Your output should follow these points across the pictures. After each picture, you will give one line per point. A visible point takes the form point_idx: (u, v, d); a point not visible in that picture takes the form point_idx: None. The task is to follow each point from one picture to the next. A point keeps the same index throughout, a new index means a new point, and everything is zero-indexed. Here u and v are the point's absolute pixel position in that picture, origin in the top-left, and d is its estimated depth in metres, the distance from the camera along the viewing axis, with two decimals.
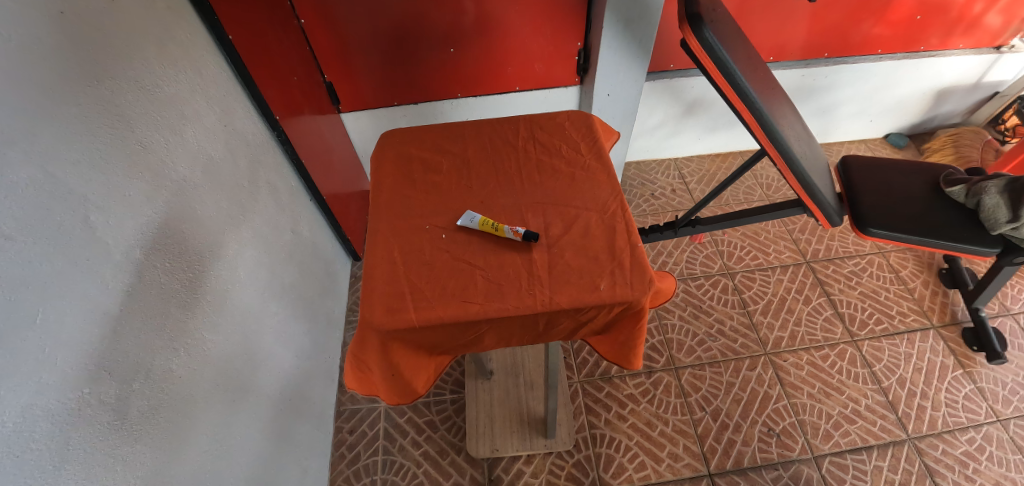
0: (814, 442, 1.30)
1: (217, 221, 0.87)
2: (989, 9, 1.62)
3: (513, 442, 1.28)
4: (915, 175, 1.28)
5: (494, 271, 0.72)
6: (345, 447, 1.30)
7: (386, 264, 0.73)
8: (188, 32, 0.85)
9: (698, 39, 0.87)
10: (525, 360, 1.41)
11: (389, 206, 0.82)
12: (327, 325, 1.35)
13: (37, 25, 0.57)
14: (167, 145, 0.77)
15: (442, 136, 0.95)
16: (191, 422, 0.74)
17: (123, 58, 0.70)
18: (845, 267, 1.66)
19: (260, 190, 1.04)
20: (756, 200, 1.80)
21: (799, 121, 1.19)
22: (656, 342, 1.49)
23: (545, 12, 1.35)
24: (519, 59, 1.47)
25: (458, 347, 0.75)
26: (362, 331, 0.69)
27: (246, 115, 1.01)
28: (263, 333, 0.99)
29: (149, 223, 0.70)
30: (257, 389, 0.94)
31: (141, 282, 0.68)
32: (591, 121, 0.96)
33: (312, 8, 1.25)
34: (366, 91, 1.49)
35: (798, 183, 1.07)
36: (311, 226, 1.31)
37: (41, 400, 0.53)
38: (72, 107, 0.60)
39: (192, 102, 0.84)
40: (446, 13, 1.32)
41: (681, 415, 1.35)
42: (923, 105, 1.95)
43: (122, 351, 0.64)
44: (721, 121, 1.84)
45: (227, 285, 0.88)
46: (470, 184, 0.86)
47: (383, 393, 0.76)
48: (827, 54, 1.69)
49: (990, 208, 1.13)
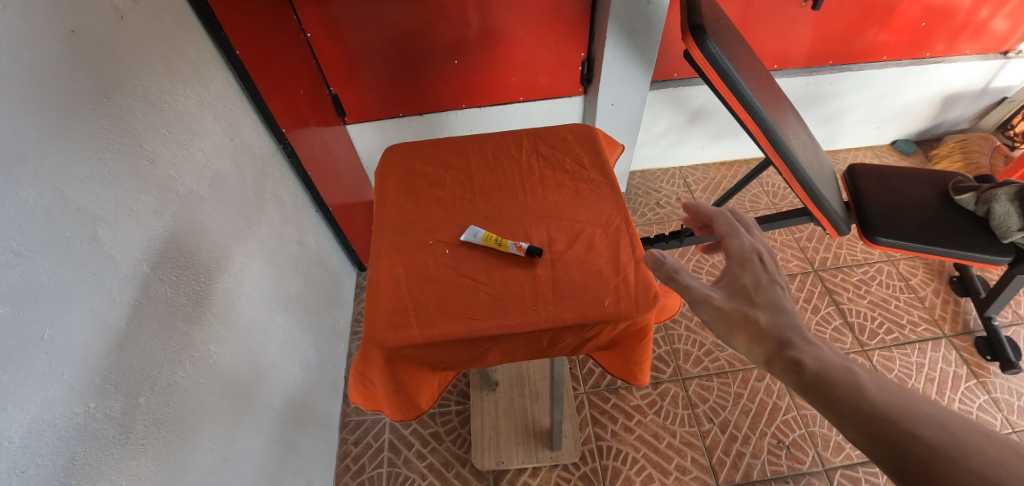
0: (825, 454, 1.28)
1: (222, 235, 0.87)
2: (995, 15, 1.60)
3: (518, 455, 1.27)
4: (923, 182, 1.26)
5: (498, 286, 0.72)
6: (350, 459, 1.29)
7: (390, 280, 0.74)
8: (196, 48, 0.86)
9: (702, 51, 0.87)
10: (531, 371, 1.40)
11: (392, 221, 0.82)
12: (332, 335, 1.36)
13: (48, 45, 0.58)
14: (175, 160, 0.78)
15: (446, 150, 0.95)
16: (197, 435, 0.74)
17: (131, 74, 0.71)
18: (854, 276, 1.65)
19: (266, 202, 1.05)
20: (763, 208, 1.79)
21: (805, 131, 1.19)
22: (663, 352, 1.48)
23: (549, 22, 1.36)
24: (523, 70, 1.48)
25: (461, 364, 0.74)
26: (365, 348, 0.69)
27: (253, 129, 1.02)
28: (268, 344, 0.99)
29: (156, 237, 0.71)
30: (262, 400, 0.94)
31: (146, 296, 0.68)
32: (595, 134, 0.96)
33: (318, 21, 1.27)
34: (371, 102, 1.50)
35: (803, 192, 1.06)
36: (317, 237, 1.32)
37: (47, 415, 0.53)
38: (82, 124, 0.61)
39: (200, 116, 0.86)
40: (450, 25, 1.33)
41: (688, 427, 1.33)
42: (929, 111, 1.94)
43: (128, 365, 0.64)
44: (726, 129, 1.84)
45: (233, 298, 0.88)
46: (474, 199, 0.86)
47: (387, 409, 0.75)
48: (832, 61, 1.68)
49: (1001, 215, 1.11)
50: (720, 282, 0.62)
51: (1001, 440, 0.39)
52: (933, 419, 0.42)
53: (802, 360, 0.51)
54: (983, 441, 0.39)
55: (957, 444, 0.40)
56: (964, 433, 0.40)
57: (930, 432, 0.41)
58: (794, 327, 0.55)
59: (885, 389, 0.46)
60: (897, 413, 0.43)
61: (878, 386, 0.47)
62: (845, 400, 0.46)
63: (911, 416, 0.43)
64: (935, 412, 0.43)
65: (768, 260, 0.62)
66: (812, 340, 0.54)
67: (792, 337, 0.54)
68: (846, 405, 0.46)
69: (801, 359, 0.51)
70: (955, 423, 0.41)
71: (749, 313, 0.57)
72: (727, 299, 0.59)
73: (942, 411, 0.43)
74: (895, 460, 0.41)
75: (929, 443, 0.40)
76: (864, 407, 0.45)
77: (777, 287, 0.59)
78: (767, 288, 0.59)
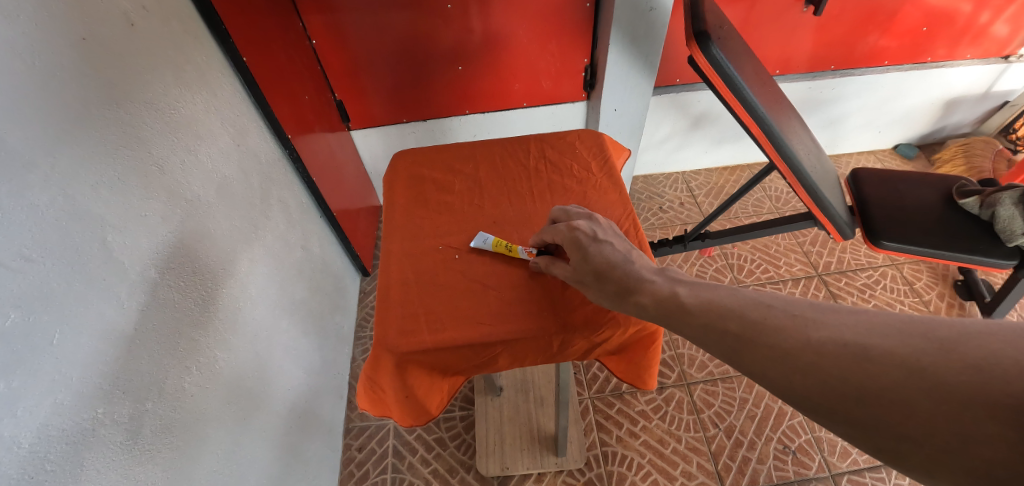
0: (831, 460, 1.27)
1: (229, 241, 0.87)
2: (996, 19, 1.61)
3: (523, 460, 1.26)
4: (928, 186, 1.26)
5: (506, 291, 0.73)
6: (353, 465, 1.28)
7: (399, 284, 0.74)
8: (204, 55, 0.87)
9: (706, 58, 0.87)
10: (535, 376, 1.40)
11: (401, 227, 0.83)
12: (336, 341, 1.35)
13: (59, 52, 0.58)
14: (183, 166, 0.78)
15: (454, 156, 0.95)
16: (203, 440, 0.74)
17: (141, 81, 0.71)
18: (858, 280, 1.65)
19: (271, 208, 1.05)
20: (766, 213, 1.79)
21: (809, 136, 1.19)
22: (667, 357, 1.47)
23: (552, 28, 1.36)
24: (526, 76, 1.49)
25: (470, 369, 0.74)
26: (375, 353, 0.68)
27: (259, 135, 1.03)
28: (274, 350, 0.99)
29: (164, 243, 0.71)
30: (267, 406, 0.94)
31: (154, 301, 0.68)
32: (602, 139, 0.96)
33: (323, 28, 1.29)
34: (375, 107, 1.51)
35: (807, 197, 1.06)
36: (321, 242, 1.32)
37: (57, 420, 0.53)
38: (93, 131, 0.62)
39: (207, 122, 0.86)
40: (454, 31, 1.34)
41: (693, 432, 1.33)
42: (932, 115, 1.94)
43: (135, 371, 0.63)
44: (728, 134, 1.84)
45: (239, 304, 0.88)
46: (481, 204, 0.86)
47: (397, 415, 0.75)
48: (833, 66, 1.69)
49: (1006, 218, 1.10)
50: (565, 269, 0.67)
51: (779, 309, 0.47)
52: (734, 312, 0.49)
53: (645, 302, 0.57)
54: (767, 315, 0.47)
55: (752, 326, 0.47)
56: (757, 313, 0.48)
57: (734, 324, 0.48)
58: (629, 271, 0.60)
59: (699, 298, 0.53)
60: (716, 319, 0.50)
61: (695, 298, 0.53)
62: (679, 324, 0.53)
63: (722, 316, 0.50)
64: (737, 306, 0.50)
65: (583, 229, 0.67)
66: (646, 277, 0.59)
67: (630, 284, 0.59)
68: (680, 324, 0.53)
69: (642, 303, 0.57)
70: (748, 307, 0.49)
71: (595, 277, 0.62)
72: (572, 272, 0.65)
73: (741, 300, 0.50)
74: (724, 353, 0.48)
75: (738, 335, 0.47)
76: (691, 324, 0.52)
77: (604, 245, 0.64)
78: (598, 249, 0.63)
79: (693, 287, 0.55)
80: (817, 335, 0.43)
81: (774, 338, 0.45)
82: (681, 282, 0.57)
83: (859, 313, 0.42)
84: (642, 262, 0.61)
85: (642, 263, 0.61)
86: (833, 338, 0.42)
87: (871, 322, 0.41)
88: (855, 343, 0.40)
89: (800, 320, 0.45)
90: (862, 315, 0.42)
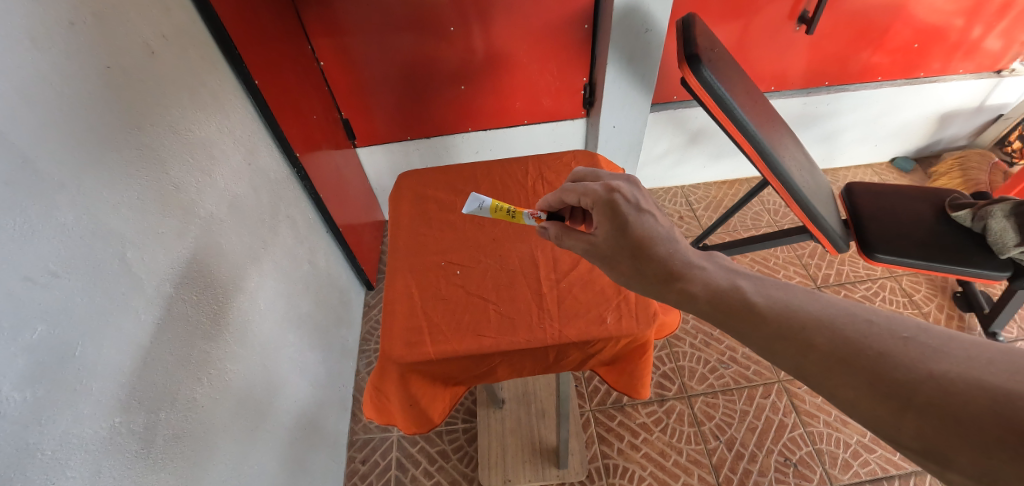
0: (832, 472, 1.28)
1: (239, 256, 0.91)
2: (988, 34, 1.64)
3: (524, 473, 1.28)
4: (919, 199, 1.29)
5: (506, 304, 0.75)
6: (357, 477, 1.30)
7: (405, 299, 0.76)
8: (219, 79, 0.91)
9: (697, 78, 0.91)
10: (537, 388, 1.41)
11: (406, 244, 0.85)
12: (341, 354, 1.37)
13: (86, 81, 0.62)
14: (197, 185, 0.81)
15: (456, 176, 0.99)
16: (212, 450, 0.76)
17: (160, 105, 0.75)
18: (857, 292, 1.66)
19: (280, 224, 1.09)
20: (765, 225, 1.82)
21: (802, 152, 1.22)
22: (667, 370, 1.48)
23: (553, 48, 1.41)
24: (528, 94, 1.53)
25: (471, 379, 0.76)
26: (381, 363, 0.71)
27: (268, 153, 1.07)
28: (280, 361, 1.01)
29: (180, 259, 0.74)
30: (274, 417, 0.96)
31: (169, 315, 0.71)
32: (597, 159, 1.00)
33: (331, 51, 1.34)
34: (379, 125, 1.55)
35: (799, 210, 1.08)
36: (327, 256, 1.35)
37: (77, 429, 0.55)
38: (117, 154, 0.66)
39: (220, 142, 0.90)
40: (457, 52, 1.39)
41: (694, 444, 1.34)
42: (926, 129, 1.97)
43: (150, 382, 0.66)
44: (726, 149, 1.87)
45: (248, 318, 0.91)
46: (482, 221, 0.89)
47: (401, 424, 0.77)
48: (828, 83, 1.73)
49: (998, 231, 1.12)
50: (591, 236, 0.67)
51: (881, 326, 0.44)
52: (823, 324, 0.47)
53: (694, 289, 0.56)
54: (869, 334, 0.44)
55: (850, 345, 0.44)
56: (852, 327, 0.45)
57: (824, 338, 0.46)
58: (673, 251, 0.61)
59: (773, 301, 0.51)
60: (799, 327, 0.47)
61: (768, 299, 0.51)
62: (745, 324, 0.50)
63: (804, 327, 0.47)
64: (823, 315, 0.47)
65: (621, 193, 0.66)
66: (695, 263, 0.59)
67: (677, 267, 0.59)
68: (750, 328, 0.50)
69: (694, 291, 0.56)
70: (842, 319, 0.46)
71: (627, 247, 0.63)
72: (604, 238, 0.65)
73: (829, 311, 0.48)
74: (800, 369, 0.46)
75: (829, 352, 0.45)
76: (762, 328, 0.49)
77: (645, 216, 0.65)
78: (638, 221, 0.64)
79: (754, 281, 0.54)
80: (941, 368, 0.40)
81: (881, 364, 0.42)
82: (739, 275, 0.56)
83: (999, 353, 0.39)
84: (687, 248, 0.62)
85: (686, 248, 0.62)
86: (967, 378, 0.39)
87: (986, 354, 0.39)
88: (994, 388, 0.37)
89: (915, 347, 0.42)
90: (1001, 353, 0.39)
